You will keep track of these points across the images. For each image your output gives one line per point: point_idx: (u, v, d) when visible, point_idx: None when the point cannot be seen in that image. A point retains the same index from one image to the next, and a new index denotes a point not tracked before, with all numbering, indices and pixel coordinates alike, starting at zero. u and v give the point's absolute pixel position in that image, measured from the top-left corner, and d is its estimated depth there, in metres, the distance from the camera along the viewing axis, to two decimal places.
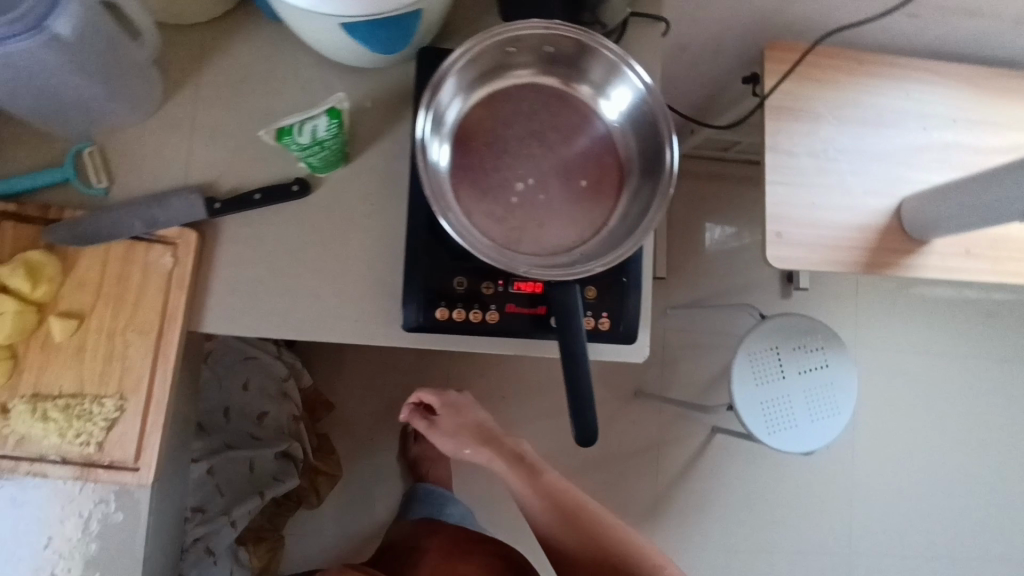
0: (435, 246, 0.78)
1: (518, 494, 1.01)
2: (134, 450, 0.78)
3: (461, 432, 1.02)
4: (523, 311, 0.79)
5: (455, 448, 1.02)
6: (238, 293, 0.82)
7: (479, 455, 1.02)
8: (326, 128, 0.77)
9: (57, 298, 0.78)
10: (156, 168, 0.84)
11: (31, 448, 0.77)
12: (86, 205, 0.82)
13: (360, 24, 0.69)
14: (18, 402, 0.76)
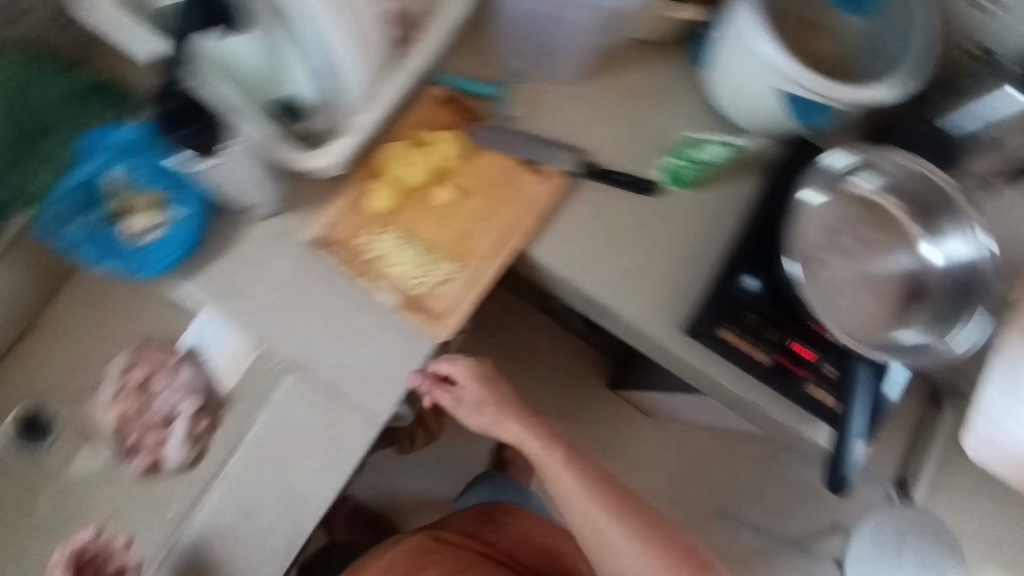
0: (743, 283, 0.96)
1: (552, 482, 1.07)
2: (448, 306, 0.98)
3: (491, 403, 1.08)
4: (796, 368, 0.95)
5: (490, 423, 1.09)
6: (569, 235, 1.02)
7: (516, 432, 1.08)
8: (718, 155, 1.02)
9: (454, 176, 1.02)
10: (551, 119, 1.07)
11: (378, 266, 0.98)
12: (496, 119, 1.06)
13: (796, 97, 0.93)
14: (393, 231, 0.98)
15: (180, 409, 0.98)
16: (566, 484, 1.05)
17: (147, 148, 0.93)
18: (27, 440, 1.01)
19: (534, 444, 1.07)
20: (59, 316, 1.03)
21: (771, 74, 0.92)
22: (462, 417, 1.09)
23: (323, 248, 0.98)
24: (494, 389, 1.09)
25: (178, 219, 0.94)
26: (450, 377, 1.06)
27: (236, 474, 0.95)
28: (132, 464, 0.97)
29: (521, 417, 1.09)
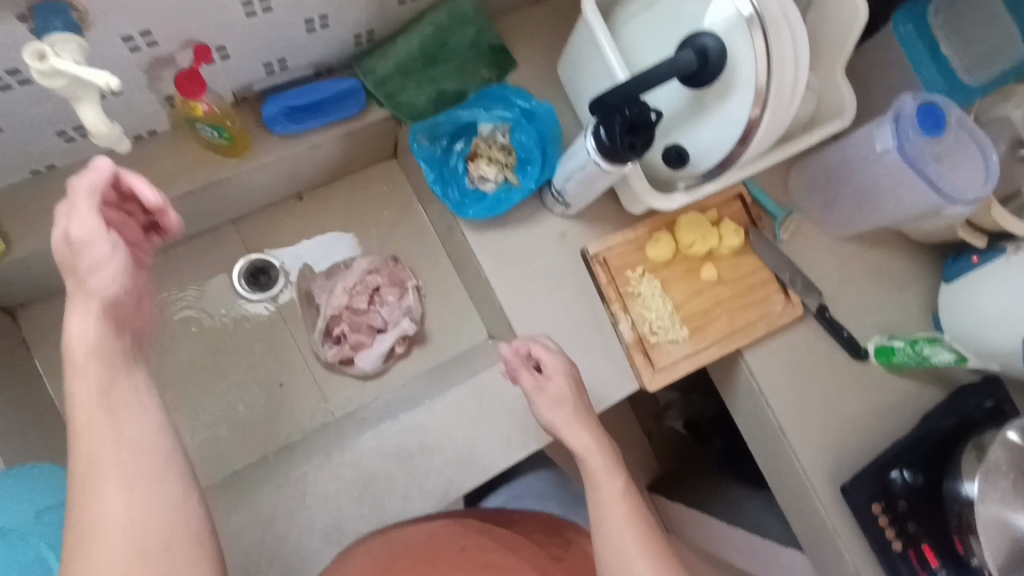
0: (903, 476, 1.07)
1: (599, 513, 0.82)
2: (665, 364, 1.05)
3: (569, 406, 0.90)
4: (916, 566, 1.05)
5: (563, 425, 0.88)
6: (773, 356, 1.14)
7: (587, 443, 0.87)
8: (943, 358, 1.08)
9: (721, 260, 1.10)
10: (804, 257, 1.18)
11: (631, 301, 1.05)
12: (767, 234, 1.15)
13: None
14: (655, 279, 1.06)
15: (394, 326, 1.10)
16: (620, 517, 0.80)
17: (538, 122, 0.97)
18: (250, 283, 1.10)
19: (600, 461, 0.85)
20: (327, 198, 1.16)
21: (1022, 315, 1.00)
22: (540, 414, 0.90)
23: (593, 263, 1.05)
24: (581, 400, 0.91)
25: (515, 187, 0.99)
26: (546, 367, 0.93)
27: (439, 405, 0.98)
28: (333, 347, 1.08)
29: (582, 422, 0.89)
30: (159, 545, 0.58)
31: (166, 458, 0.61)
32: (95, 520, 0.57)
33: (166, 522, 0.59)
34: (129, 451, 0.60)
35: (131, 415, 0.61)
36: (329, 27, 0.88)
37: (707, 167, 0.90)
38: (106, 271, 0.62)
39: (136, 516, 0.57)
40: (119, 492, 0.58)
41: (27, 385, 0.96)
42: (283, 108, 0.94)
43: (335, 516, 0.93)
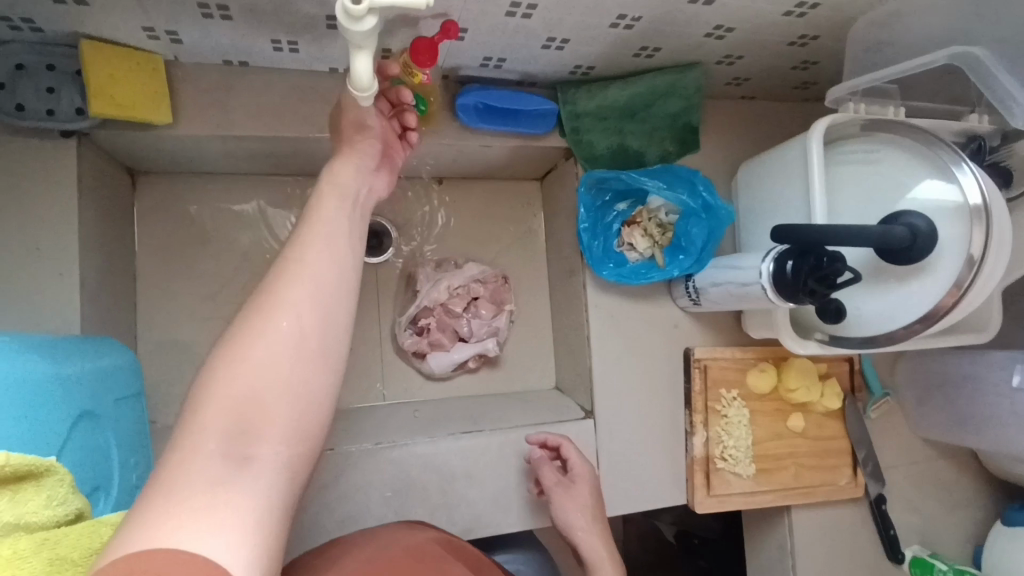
0: None
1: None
2: (719, 492, 1.02)
3: (587, 513, 0.90)
4: None
5: (580, 527, 0.89)
6: (816, 524, 1.11)
7: (600, 550, 0.88)
8: None
9: (811, 414, 1.08)
10: (882, 441, 1.15)
11: (715, 418, 1.03)
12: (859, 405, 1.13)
13: None
14: (745, 406, 1.04)
15: (477, 341, 1.07)
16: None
17: (713, 220, 0.94)
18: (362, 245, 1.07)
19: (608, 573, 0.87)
20: (463, 191, 1.14)
21: None
22: (557, 512, 0.91)
23: (694, 365, 1.03)
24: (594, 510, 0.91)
25: (658, 268, 0.96)
26: (569, 468, 0.93)
27: (498, 441, 0.95)
28: (413, 336, 1.05)
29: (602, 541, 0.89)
30: (304, 367, 0.50)
31: (343, 298, 0.54)
32: (277, 300, 0.51)
33: (317, 350, 0.51)
34: (333, 264, 0.54)
35: (345, 236, 0.57)
36: (562, 50, 0.87)
37: (856, 332, 0.88)
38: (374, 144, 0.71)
39: (308, 322, 0.51)
40: (310, 289, 0.52)
41: (122, 253, 0.94)
42: (478, 103, 0.93)
43: (359, 506, 0.89)
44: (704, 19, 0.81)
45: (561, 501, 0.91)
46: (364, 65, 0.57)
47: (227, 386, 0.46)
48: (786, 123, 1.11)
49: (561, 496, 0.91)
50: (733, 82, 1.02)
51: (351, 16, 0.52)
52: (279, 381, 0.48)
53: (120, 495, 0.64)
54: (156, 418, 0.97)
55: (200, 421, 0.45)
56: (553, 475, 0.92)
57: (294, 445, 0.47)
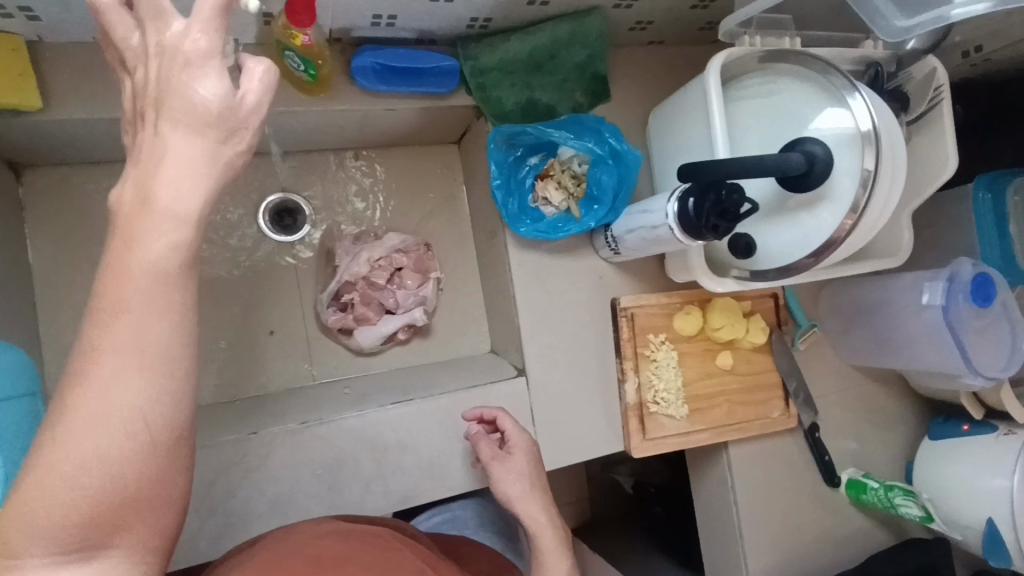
0: None
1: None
2: (654, 435, 1.04)
3: (526, 482, 0.87)
4: None
5: (519, 497, 0.86)
6: (754, 458, 1.14)
7: (538, 515, 0.86)
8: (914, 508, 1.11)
9: (739, 351, 1.10)
10: (813, 371, 1.19)
11: (644, 363, 1.04)
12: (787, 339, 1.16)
13: (995, 530, 1.01)
14: (673, 350, 1.05)
15: (403, 312, 1.05)
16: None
17: (623, 167, 0.93)
18: (276, 224, 1.04)
19: (548, 539, 0.84)
20: (377, 161, 1.11)
21: (993, 494, 1.02)
22: (496, 486, 0.88)
23: (621, 314, 1.03)
24: (537, 479, 0.89)
25: (575, 220, 0.96)
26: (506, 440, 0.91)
27: (426, 407, 0.94)
28: (336, 313, 1.03)
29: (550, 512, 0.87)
30: (126, 479, 0.43)
31: (166, 390, 0.45)
32: (84, 408, 0.42)
33: (140, 462, 0.43)
34: (147, 351, 0.43)
35: (162, 312, 0.44)
36: (454, 2, 0.85)
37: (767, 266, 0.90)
38: (187, 189, 0.46)
39: (121, 440, 0.42)
40: (132, 390, 0.43)
41: (11, 252, 0.88)
42: (374, 64, 0.90)
43: (290, 486, 0.87)
44: None
45: (499, 475, 0.87)
46: None
47: (34, 510, 0.41)
48: (694, 66, 1.11)
49: (498, 470, 0.88)
50: (636, 26, 1.01)
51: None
52: (102, 499, 0.42)
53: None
54: None
55: (15, 545, 0.41)
56: (489, 450, 0.89)
57: (143, 546, 0.45)
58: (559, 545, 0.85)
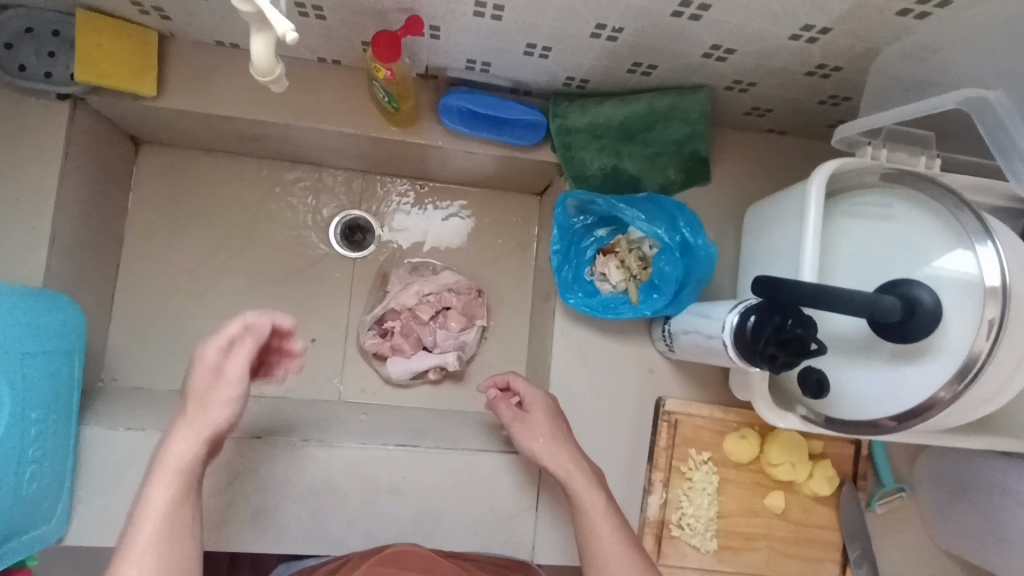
0: None
1: (582, 529, 0.78)
2: (670, 563, 0.91)
3: (549, 437, 0.82)
4: None
5: (543, 452, 0.81)
6: None
7: (566, 463, 0.81)
8: None
9: (796, 495, 0.94)
10: (887, 542, 0.99)
11: (677, 479, 0.92)
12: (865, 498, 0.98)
13: None
14: (715, 473, 0.92)
15: (439, 352, 1.03)
16: (603, 530, 0.77)
17: (692, 260, 0.85)
18: (345, 239, 1.07)
19: (580, 482, 0.80)
20: (456, 197, 1.10)
21: None
22: (520, 445, 0.83)
23: (662, 418, 0.93)
24: (565, 438, 0.83)
25: (630, 304, 0.87)
26: (524, 401, 0.87)
27: (428, 458, 0.90)
28: (375, 337, 1.02)
29: (577, 454, 0.82)
30: None
31: (191, 538, 0.65)
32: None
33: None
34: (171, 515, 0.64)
35: (184, 500, 0.66)
36: (547, 58, 0.82)
37: (840, 414, 0.75)
38: (183, 449, 0.67)
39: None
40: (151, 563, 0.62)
41: (109, 215, 0.97)
42: (461, 107, 0.90)
43: (274, 500, 0.86)
44: (697, 37, 0.73)
45: (523, 435, 0.83)
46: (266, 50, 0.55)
47: None
48: (812, 164, 0.99)
49: (521, 430, 0.83)
50: (752, 112, 0.92)
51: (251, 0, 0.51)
52: None
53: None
54: (115, 375, 0.99)
55: None
56: (507, 413, 0.86)
57: None
58: (597, 496, 0.79)
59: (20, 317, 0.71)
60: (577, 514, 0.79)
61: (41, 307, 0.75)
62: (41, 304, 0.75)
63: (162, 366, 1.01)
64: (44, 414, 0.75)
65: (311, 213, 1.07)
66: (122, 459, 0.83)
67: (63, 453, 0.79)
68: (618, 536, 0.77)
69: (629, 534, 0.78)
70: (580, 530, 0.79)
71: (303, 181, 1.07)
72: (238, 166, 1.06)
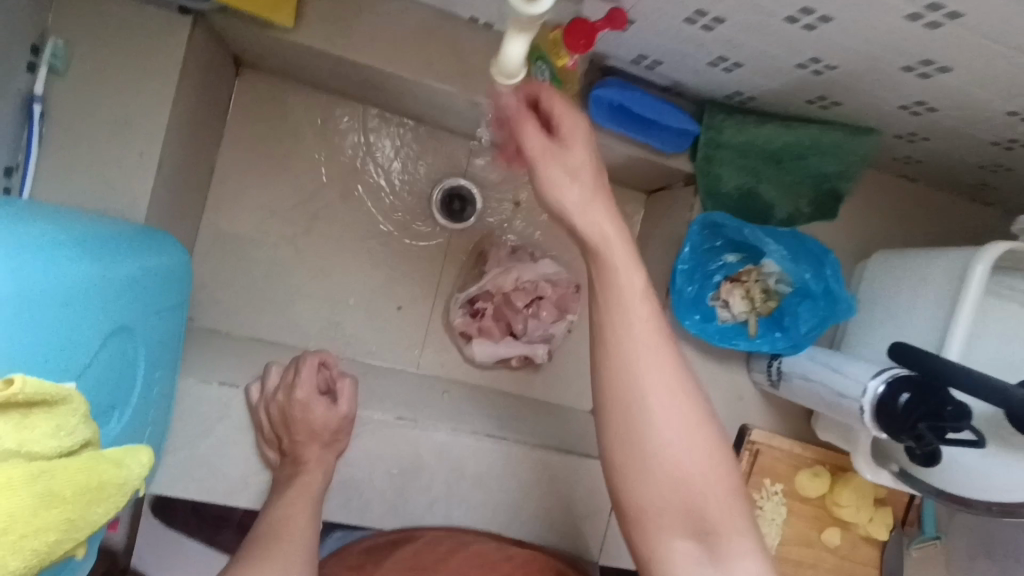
0: None
1: (609, 323, 0.60)
2: None
3: (584, 182, 0.58)
4: None
5: (576, 206, 0.58)
6: None
7: (603, 227, 0.59)
8: None
9: (850, 533, 0.99)
10: None
11: (749, 506, 0.94)
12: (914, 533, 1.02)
13: None
14: (784, 505, 0.96)
15: (527, 341, 0.99)
16: (649, 345, 0.60)
17: (829, 311, 0.83)
18: (444, 208, 1.02)
19: (618, 250, 0.59)
20: None
21: None
22: (541, 188, 0.59)
23: (746, 446, 0.95)
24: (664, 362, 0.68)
25: (748, 337, 0.87)
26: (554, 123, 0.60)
27: (516, 456, 0.89)
28: (465, 316, 0.98)
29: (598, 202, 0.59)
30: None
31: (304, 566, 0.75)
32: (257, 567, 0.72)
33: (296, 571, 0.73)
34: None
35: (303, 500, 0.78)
36: (729, 73, 0.76)
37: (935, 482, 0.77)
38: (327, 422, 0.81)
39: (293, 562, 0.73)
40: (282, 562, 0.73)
41: (204, 144, 0.88)
42: (614, 101, 0.83)
43: (362, 474, 0.85)
44: (911, 91, 0.68)
45: (540, 150, 0.58)
46: None
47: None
48: (937, 217, 0.97)
49: (538, 151, 0.58)
50: (900, 158, 0.89)
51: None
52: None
53: (128, 421, 0.61)
54: (192, 314, 0.93)
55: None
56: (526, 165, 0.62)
57: None
58: (652, 326, 0.60)
59: (138, 268, 0.64)
60: (599, 332, 0.60)
61: (151, 252, 0.68)
62: (149, 248, 0.69)
63: (242, 311, 0.95)
64: (155, 373, 0.68)
65: (413, 174, 1.01)
66: (215, 413, 0.79)
67: (165, 407, 0.74)
68: (658, 363, 0.60)
69: (669, 334, 0.61)
70: (596, 344, 0.60)
71: (408, 138, 1.00)
72: (342, 108, 0.98)
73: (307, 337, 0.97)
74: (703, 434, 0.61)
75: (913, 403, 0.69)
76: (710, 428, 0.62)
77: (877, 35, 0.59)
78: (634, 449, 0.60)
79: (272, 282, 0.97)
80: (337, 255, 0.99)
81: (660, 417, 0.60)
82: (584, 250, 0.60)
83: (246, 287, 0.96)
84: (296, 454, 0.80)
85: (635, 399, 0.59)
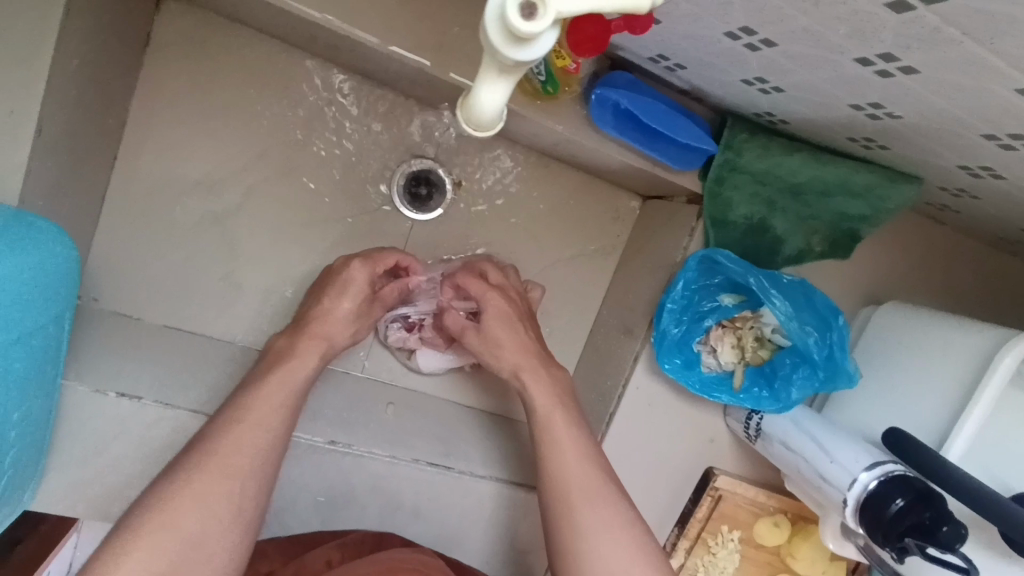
0: None
1: (550, 456, 0.69)
2: None
3: (523, 347, 0.77)
4: None
5: (518, 361, 0.76)
6: None
7: (546, 401, 0.73)
8: None
9: None
10: None
11: (701, 550, 0.89)
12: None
13: None
14: (736, 553, 0.90)
15: None
16: (577, 468, 0.67)
17: (826, 384, 0.74)
18: (407, 195, 0.88)
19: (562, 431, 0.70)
20: (549, 174, 0.92)
21: None
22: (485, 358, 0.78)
23: (708, 491, 0.87)
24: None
25: (733, 390, 0.78)
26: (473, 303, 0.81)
27: (465, 491, 0.80)
28: (400, 331, 0.87)
29: (548, 366, 0.77)
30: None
31: None
32: None
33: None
34: (231, 492, 0.56)
35: None
36: (766, 94, 0.62)
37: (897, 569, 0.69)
38: None
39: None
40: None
41: (110, 94, 0.71)
42: (619, 104, 0.68)
43: (283, 500, 0.75)
44: (981, 155, 0.55)
45: (499, 329, 0.77)
46: (495, 98, 0.39)
47: None
48: (957, 267, 0.87)
49: (502, 328, 0.77)
50: (934, 204, 0.77)
51: (516, 39, 0.33)
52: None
53: None
54: (98, 295, 0.79)
55: None
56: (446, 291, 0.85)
57: None
58: (585, 466, 0.67)
59: None
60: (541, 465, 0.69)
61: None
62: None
63: (157, 294, 0.81)
64: (14, 402, 0.56)
65: (373, 148, 0.86)
66: (109, 429, 0.67)
67: (41, 427, 0.62)
68: (588, 490, 0.66)
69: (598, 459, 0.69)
70: (541, 471, 0.69)
71: (373, 105, 0.84)
72: (293, 63, 0.81)
73: (237, 328, 0.85)
74: (643, 553, 0.63)
75: (912, 504, 0.60)
76: (649, 539, 0.64)
77: (968, 100, 0.45)
78: (568, 535, 0.64)
79: (196, 263, 0.82)
80: (277, 238, 0.85)
81: (591, 521, 0.64)
82: (533, 412, 0.73)
83: (166, 266, 0.81)
84: (290, 348, 0.69)
85: (568, 507, 0.65)
